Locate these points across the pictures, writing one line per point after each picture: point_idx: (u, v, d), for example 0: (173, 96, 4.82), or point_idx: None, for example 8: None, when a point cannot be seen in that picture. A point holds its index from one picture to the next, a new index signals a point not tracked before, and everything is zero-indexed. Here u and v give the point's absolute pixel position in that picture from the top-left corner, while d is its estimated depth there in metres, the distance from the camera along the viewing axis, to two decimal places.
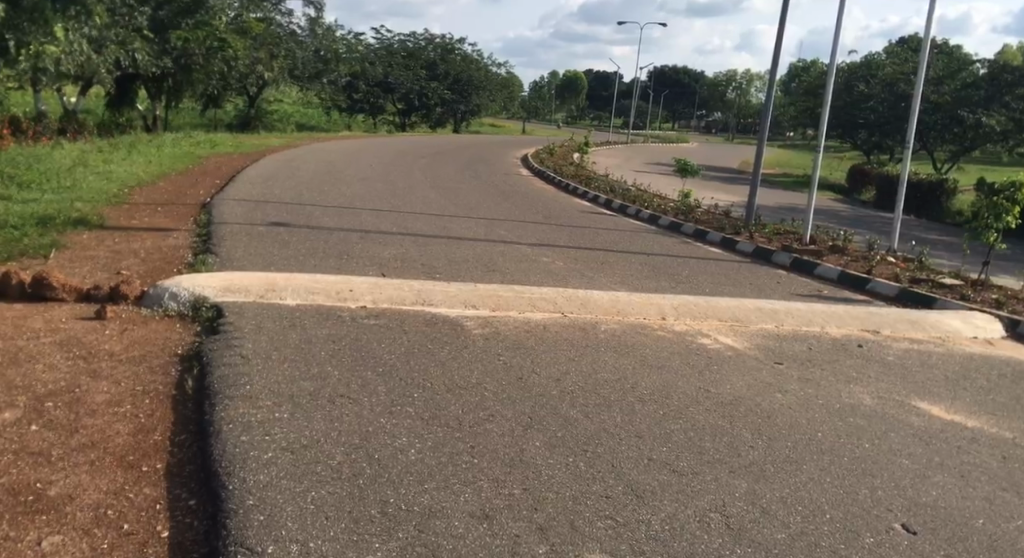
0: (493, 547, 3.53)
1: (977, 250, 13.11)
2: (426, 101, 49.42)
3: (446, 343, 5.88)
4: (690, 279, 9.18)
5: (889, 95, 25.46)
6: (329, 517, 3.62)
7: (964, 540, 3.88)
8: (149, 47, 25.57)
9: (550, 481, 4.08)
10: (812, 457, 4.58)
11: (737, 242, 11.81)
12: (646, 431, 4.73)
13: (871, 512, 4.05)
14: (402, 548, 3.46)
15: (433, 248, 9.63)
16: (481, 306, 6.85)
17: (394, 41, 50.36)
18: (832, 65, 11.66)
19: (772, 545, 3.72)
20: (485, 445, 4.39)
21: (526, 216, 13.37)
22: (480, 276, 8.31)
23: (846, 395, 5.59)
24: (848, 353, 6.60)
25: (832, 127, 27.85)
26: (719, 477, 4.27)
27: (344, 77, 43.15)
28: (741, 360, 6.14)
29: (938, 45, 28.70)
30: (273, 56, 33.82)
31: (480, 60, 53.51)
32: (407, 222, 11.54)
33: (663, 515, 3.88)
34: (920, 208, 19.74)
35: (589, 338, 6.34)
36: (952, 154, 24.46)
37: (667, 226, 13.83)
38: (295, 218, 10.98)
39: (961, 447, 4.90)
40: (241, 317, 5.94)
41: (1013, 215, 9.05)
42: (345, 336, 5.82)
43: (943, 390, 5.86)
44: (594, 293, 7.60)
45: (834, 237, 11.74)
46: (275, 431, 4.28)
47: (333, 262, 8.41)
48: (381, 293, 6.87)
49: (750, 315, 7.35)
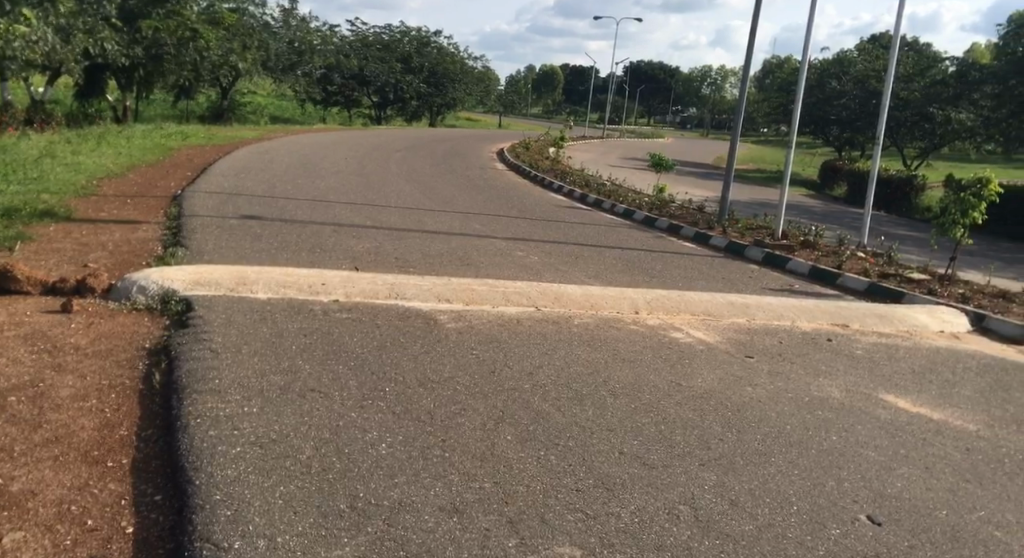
0: (463, 541, 3.53)
1: (943, 245, 13.33)
2: (402, 95, 49.32)
3: (419, 336, 5.87)
4: (662, 273, 9.24)
5: (860, 92, 25.76)
6: (298, 512, 3.60)
7: (928, 531, 3.92)
8: (118, 37, 25.33)
9: (522, 475, 4.09)
10: (781, 449, 4.62)
11: (710, 237, 11.90)
12: (618, 424, 4.75)
13: (837, 503, 4.09)
14: (371, 543, 3.45)
15: (407, 242, 9.59)
16: (454, 299, 6.85)
17: (369, 33, 49.82)
18: (806, 60, 11.65)
19: (740, 536, 3.75)
20: (455, 438, 4.39)
21: (500, 210, 13.36)
22: (455, 270, 8.29)
23: (815, 388, 5.64)
24: (817, 347, 6.66)
25: (804, 123, 28.03)
26: (688, 469, 4.30)
27: (318, 69, 42.88)
28: (712, 354, 6.17)
29: (907, 43, 29.06)
30: (246, 46, 33.46)
31: (456, 53, 53.25)
32: (381, 215, 11.49)
33: (632, 507, 3.90)
34: (889, 204, 20.01)
35: (562, 332, 6.36)
36: (922, 151, 24.78)
37: (641, 220, 13.88)
38: (267, 211, 10.90)
39: (926, 439, 4.95)
40: (211, 311, 5.87)
41: (980, 211, 9.14)
42: (317, 329, 5.79)
43: (910, 384, 5.93)
44: (569, 287, 7.61)
45: (804, 231, 11.84)
46: (244, 425, 4.25)
47: (305, 255, 8.35)
48: (354, 287, 6.84)
49: (723, 310, 7.40)
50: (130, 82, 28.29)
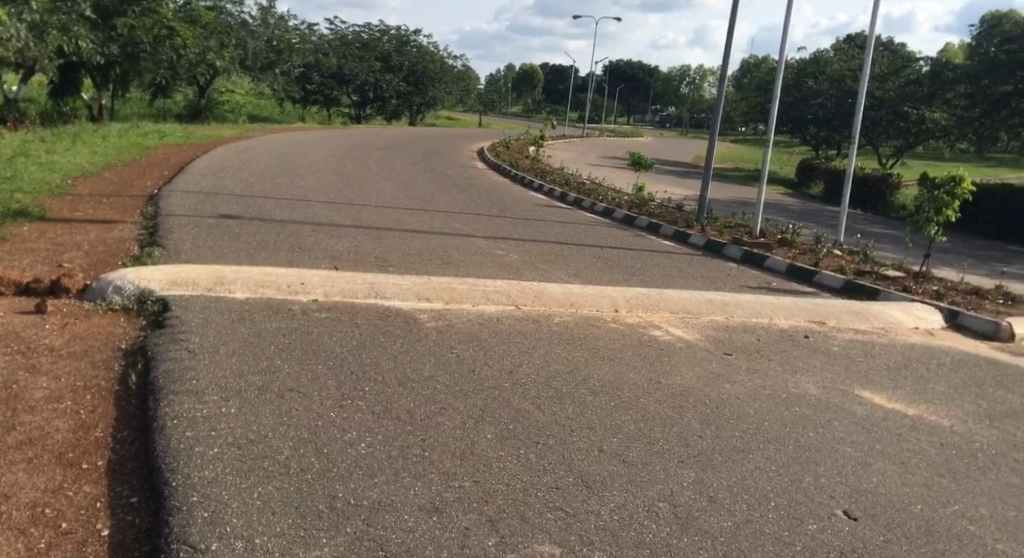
0: (442, 541, 3.53)
1: (918, 242, 13.47)
2: (381, 94, 49.16)
3: (399, 336, 5.85)
4: (642, 272, 9.27)
5: (836, 91, 25.97)
6: (276, 513, 3.58)
7: (903, 526, 3.96)
8: (93, 34, 25.10)
9: (502, 474, 4.09)
10: (759, 446, 4.65)
11: (689, 235, 11.96)
12: (598, 422, 4.77)
13: (814, 499, 4.12)
14: (350, 543, 3.44)
15: (387, 241, 9.56)
16: (434, 299, 6.84)
17: (348, 31, 49.65)
18: (783, 59, 11.72)
19: (719, 532, 3.78)
20: (435, 438, 4.38)
21: (480, 209, 13.36)
22: (435, 269, 8.27)
23: (793, 385, 5.69)
24: (795, 344, 6.71)
25: (782, 122, 28.20)
26: (667, 467, 4.32)
27: (297, 67, 42.68)
28: (691, 351, 6.20)
29: (882, 43, 29.33)
30: (224, 45, 33.23)
31: (436, 52, 53.14)
32: (361, 214, 11.45)
33: (612, 505, 3.91)
34: (865, 202, 20.18)
35: (542, 330, 6.36)
36: (897, 149, 25.02)
37: (620, 219, 13.92)
38: (245, 210, 10.85)
39: (901, 435, 5.01)
40: (188, 310, 5.84)
41: (953, 208, 9.24)
42: (295, 329, 5.76)
43: (886, 380, 5.99)
44: (549, 286, 7.62)
45: (782, 229, 11.92)
46: (222, 426, 4.23)
47: (284, 254, 8.32)
48: (333, 287, 6.82)
49: (702, 307, 7.44)
50: (106, 80, 28.03)
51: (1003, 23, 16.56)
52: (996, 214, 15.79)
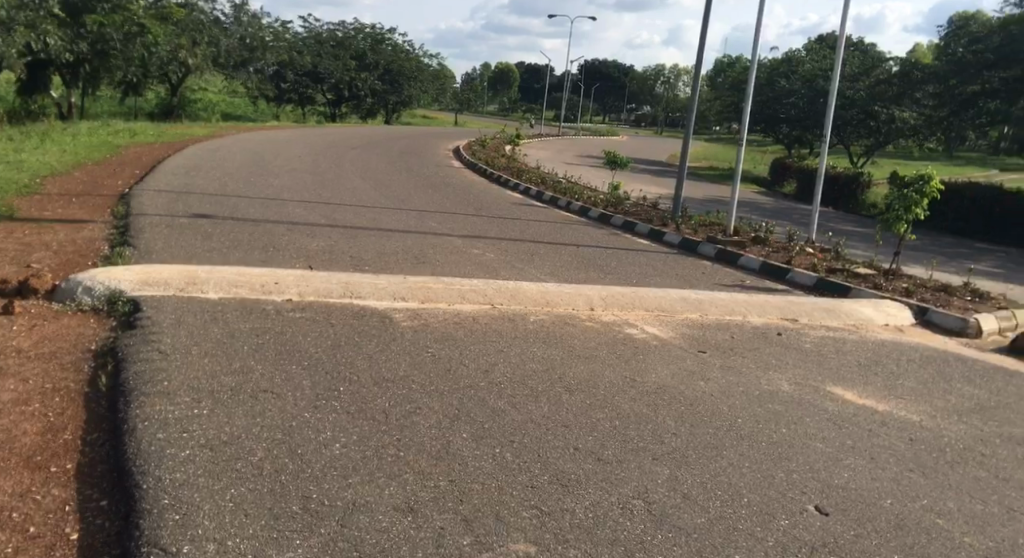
0: (417, 540, 3.52)
1: (889, 240, 13.64)
2: (357, 92, 48.97)
3: (374, 335, 5.84)
4: (617, 270, 9.31)
5: (809, 91, 26.21)
6: (249, 515, 3.56)
7: (873, 521, 4.01)
8: (62, 32, 24.79)
9: (477, 473, 4.09)
10: (732, 443, 4.69)
11: (664, 234, 12.02)
12: (573, 420, 4.78)
13: (786, 495, 4.16)
14: (324, 544, 3.43)
15: (362, 240, 9.53)
16: (410, 298, 6.82)
17: (323, 29, 49.44)
18: (755, 59, 11.81)
19: (692, 529, 3.80)
20: (410, 437, 4.37)
21: (456, 208, 13.34)
22: (409, 268, 8.25)
23: (766, 382, 5.73)
24: (768, 341, 6.76)
25: (755, 122, 28.41)
26: (642, 464, 4.34)
27: (271, 65, 42.44)
28: (666, 349, 6.23)
29: (853, 43, 29.63)
30: (196, 42, 32.94)
31: (411, 51, 53.05)
32: (336, 213, 11.41)
33: (587, 503, 3.93)
34: (837, 201, 20.38)
35: (518, 329, 6.37)
36: (868, 148, 25.29)
37: (596, 217, 13.96)
38: (219, 209, 10.77)
39: (872, 430, 5.07)
40: (160, 311, 5.79)
41: (922, 206, 9.36)
42: (269, 329, 5.73)
43: (857, 376, 6.06)
44: (525, 285, 7.63)
45: (755, 227, 12.01)
46: (194, 427, 4.20)
47: (258, 254, 8.27)
48: (307, 286, 6.78)
49: (677, 305, 7.48)
50: (76, 78, 27.71)
51: (970, 23, 16.79)
52: (965, 211, 15.99)
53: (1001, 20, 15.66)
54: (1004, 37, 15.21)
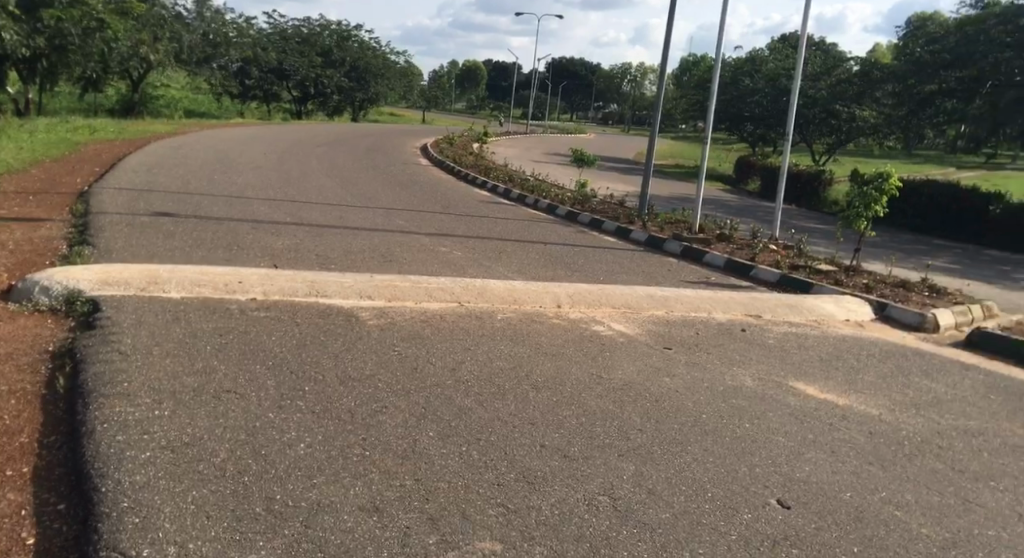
0: (382, 541, 3.51)
1: (850, 237, 13.83)
2: (323, 89, 48.64)
3: (340, 334, 5.81)
4: (584, 267, 9.34)
5: (772, 90, 26.50)
6: (211, 517, 3.53)
7: (833, 513, 4.07)
8: (18, 26, 24.32)
9: (443, 471, 4.09)
10: (697, 438, 4.73)
11: (630, 231, 12.09)
12: (540, 418, 4.79)
13: (749, 489, 4.21)
14: (288, 546, 3.41)
15: (327, 239, 9.47)
16: (377, 297, 6.79)
17: (288, 26, 49.08)
18: (719, 58, 11.92)
19: (657, 524, 3.83)
20: (376, 437, 4.36)
21: (423, 206, 13.30)
22: (375, 267, 8.22)
23: (730, 378, 5.79)
24: (732, 337, 6.83)
25: (720, 120, 28.65)
26: (608, 460, 4.36)
27: (235, 61, 42.05)
28: (632, 346, 6.27)
29: (815, 43, 30.00)
30: (157, 38, 32.47)
31: (377, 48, 52.82)
32: (301, 211, 11.33)
33: (553, 500, 3.94)
34: (799, 198, 20.62)
35: (485, 327, 6.37)
36: (831, 146, 25.62)
37: (563, 216, 14.00)
38: (181, 207, 10.64)
39: (832, 424, 5.14)
40: (119, 311, 5.70)
41: (882, 204, 9.50)
42: (233, 329, 5.67)
43: (819, 371, 6.14)
44: (492, 282, 7.64)
45: (721, 225, 12.11)
46: (155, 429, 4.14)
47: (222, 253, 8.19)
48: (272, 285, 6.72)
49: (642, 302, 7.53)
50: (33, 73, 27.21)
51: (928, 23, 17.08)
52: (924, 209, 16.27)
53: (957, 21, 15.96)
54: (960, 37, 15.49)
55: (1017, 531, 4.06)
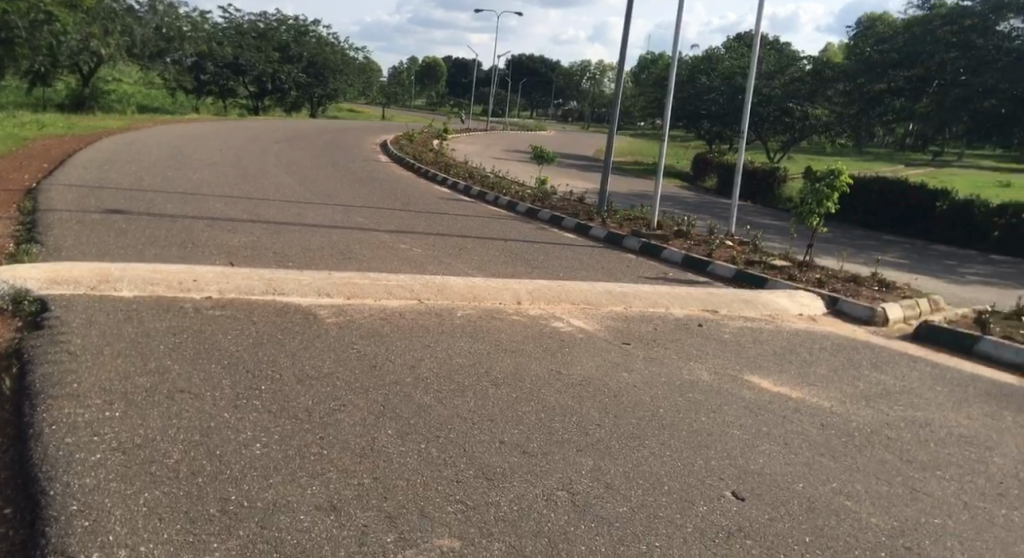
0: (340, 540, 3.49)
1: (804, 233, 14.04)
2: (280, 85, 48.13)
3: (298, 332, 5.76)
4: (544, 264, 9.36)
5: (728, 88, 26.80)
6: (164, 519, 3.48)
7: (786, 504, 4.13)
8: None
9: (401, 469, 4.08)
10: (654, 432, 4.78)
11: (590, 228, 12.15)
12: (499, 414, 4.80)
13: (704, 482, 4.26)
14: (243, 547, 3.38)
15: (285, 236, 9.38)
16: (335, 294, 6.75)
17: (244, 21, 48.52)
18: (675, 56, 12.03)
19: (614, 518, 3.86)
20: (334, 436, 4.33)
21: (382, 203, 13.23)
22: (333, 264, 8.16)
23: (687, 372, 5.85)
24: (689, 332, 6.90)
25: (678, 118, 28.90)
26: (566, 456, 4.38)
27: (189, 56, 41.52)
28: (591, 342, 6.30)
29: (769, 42, 30.41)
30: (108, 31, 31.85)
31: (335, 44, 52.44)
32: (258, 208, 11.21)
33: (511, 496, 3.95)
34: (754, 195, 20.89)
35: (445, 324, 6.36)
36: (786, 143, 25.98)
37: (523, 212, 14.02)
38: (134, 204, 10.46)
39: (786, 417, 5.22)
40: (69, 311, 5.60)
41: (833, 200, 9.66)
42: (187, 328, 5.59)
43: (773, 364, 6.23)
44: (452, 279, 7.63)
45: (678, 221, 12.22)
46: (105, 430, 4.08)
47: (176, 250, 8.07)
48: (228, 283, 6.65)
49: (601, 298, 7.57)
50: None
51: (877, 23, 17.41)
52: (875, 205, 16.58)
53: (906, 21, 16.29)
54: (908, 37, 15.82)
55: (961, 519, 4.17)
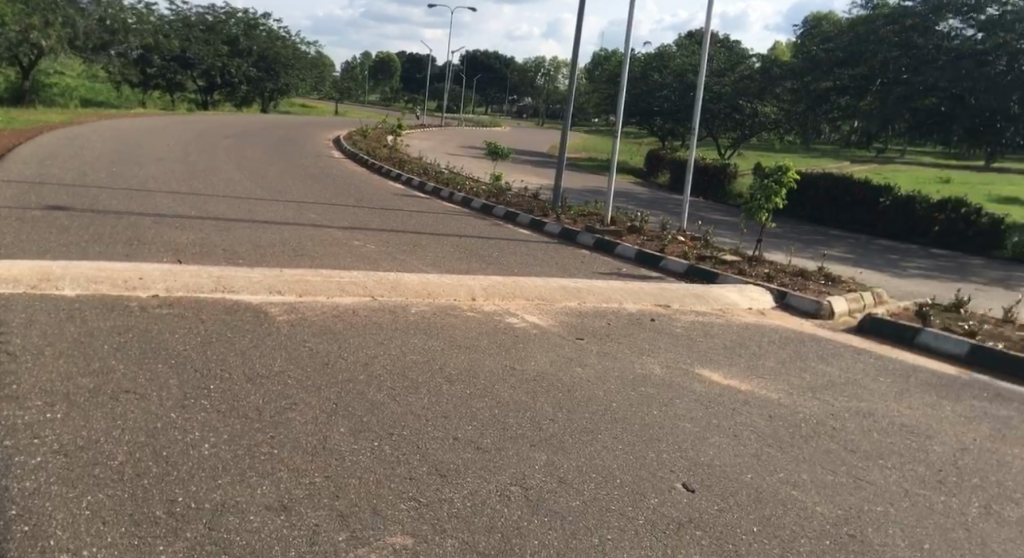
0: (290, 539, 3.46)
1: (753, 228, 14.24)
2: (230, 79, 47.36)
3: (248, 330, 5.69)
4: (498, 260, 9.36)
5: (679, 84, 27.04)
6: (107, 522, 3.41)
7: (735, 495, 4.18)
8: None
9: (354, 467, 4.05)
10: (607, 426, 4.81)
11: (544, 223, 12.18)
12: (453, 411, 4.79)
13: (656, 475, 4.30)
14: (190, 549, 3.33)
15: (234, 233, 9.25)
16: (287, 292, 6.67)
17: (192, 14, 47.77)
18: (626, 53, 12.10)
19: (567, 512, 3.87)
20: (285, 435, 4.28)
21: (336, 199, 13.12)
22: (285, 261, 8.07)
23: (639, 366, 5.90)
24: (642, 327, 6.95)
25: (631, 114, 29.09)
26: (520, 451, 4.39)
27: (136, 49, 41.06)
28: (545, 337, 6.31)
29: (720, 40, 30.77)
30: (49, 23, 31.05)
31: (286, 38, 51.81)
32: (207, 204, 11.03)
33: (464, 492, 3.94)
34: (706, 191, 21.12)
35: (399, 321, 6.33)
36: (736, 140, 26.31)
37: (478, 208, 14.01)
38: (77, 201, 10.22)
39: (735, 409, 5.29)
40: (8, 311, 5.46)
41: (781, 195, 9.80)
42: (133, 327, 5.48)
43: (723, 358, 6.31)
44: (405, 276, 7.60)
45: (631, 217, 12.30)
46: (46, 433, 3.99)
47: (121, 247, 7.90)
48: (175, 281, 6.54)
49: (555, 294, 7.59)
50: None
51: (822, 23, 17.73)
52: (822, 201, 16.88)
53: (850, 21, 16.62)
54: (852, 37, 16.14)
55: (903, 506, 4.26)
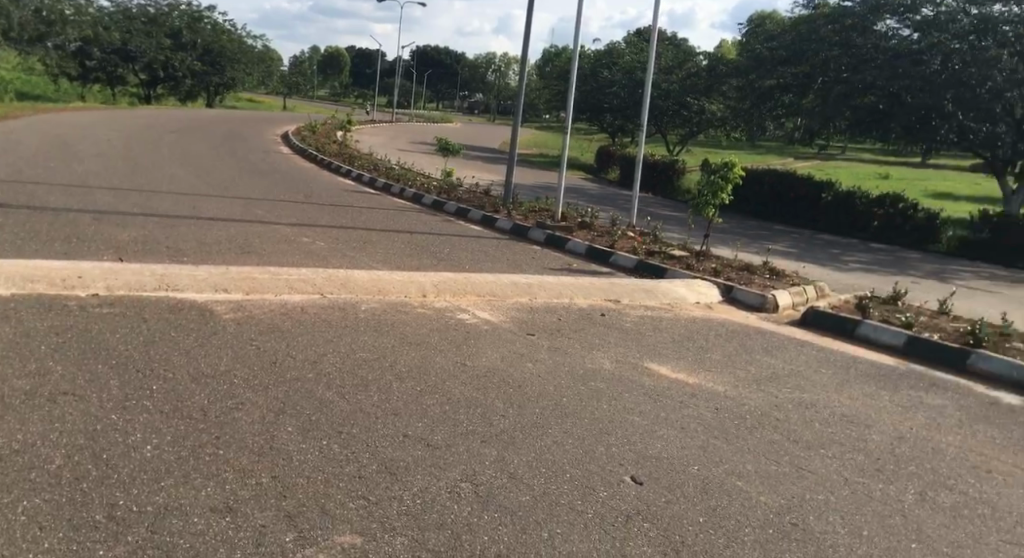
0: (235, 541, 3.40)
1: (701, 224, 14.40)
2: (174, 73, 46.41)
3: (193, 330, 5.58)
4: (448, 256, 9.33)
5: (628, 81, 27.24)
6: (44, 528, 3.33)
7: (682, 487, 4.22)
8: None
9: (302, 466, 4.00)
10: (557, 420, 4.82)
11: (495, 219, 12.16)
12: (403, 408, 4.76)
13: (605, 468, 4.32)
14: (130, 553, 3.26)
15: (177, 230, 9.07)
16: (233, 290, 6.56)
17: (134, 7, 46.91)
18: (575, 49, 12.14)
19: (516, 508, 3.87)
20: (230, 435, 4.21)
21: (284, 195, 12.96)
22: (230, 258, 7.95)
23: (589, 361, 5.93)
24: (592, 322, 6.98)
25: (581, 111, 29.22)
26: (470, 447, 4.37)
27: (74, 42, 41.52)
28: (495, 333, 6.31)
29: (667, 38, 31.08)
30: None
31: (232, 32, 51.04)
32: (150, 201, 10.81)
33: (414, 489, 3.92)
34: (654, 186, 21.32)
35: (348, 318, 6.26)
36: (685, 136, 26.59)
37: (429, 204, 13.95)
38: (13, 197, 9.93)
39: (683, 402, 5.34)
40: None
41: (728, 190, 9.92)
42: (73, 327, 5.34)
43: (672, 352, 6.36)
44: (355, 272, 7.53)
45: (581, 213, 12.35)
46: None
47: (59, 245, 7.70)
48: (117, 279, 6.39)
49: (506, 290, 7.58)
50: None
51: (766, 22, 18.04)
52: (767, 197, 17.14)
53: (793, 20, 16.94)
54: (795, 36, 16.46)
55: (843, 494, 4.34)
